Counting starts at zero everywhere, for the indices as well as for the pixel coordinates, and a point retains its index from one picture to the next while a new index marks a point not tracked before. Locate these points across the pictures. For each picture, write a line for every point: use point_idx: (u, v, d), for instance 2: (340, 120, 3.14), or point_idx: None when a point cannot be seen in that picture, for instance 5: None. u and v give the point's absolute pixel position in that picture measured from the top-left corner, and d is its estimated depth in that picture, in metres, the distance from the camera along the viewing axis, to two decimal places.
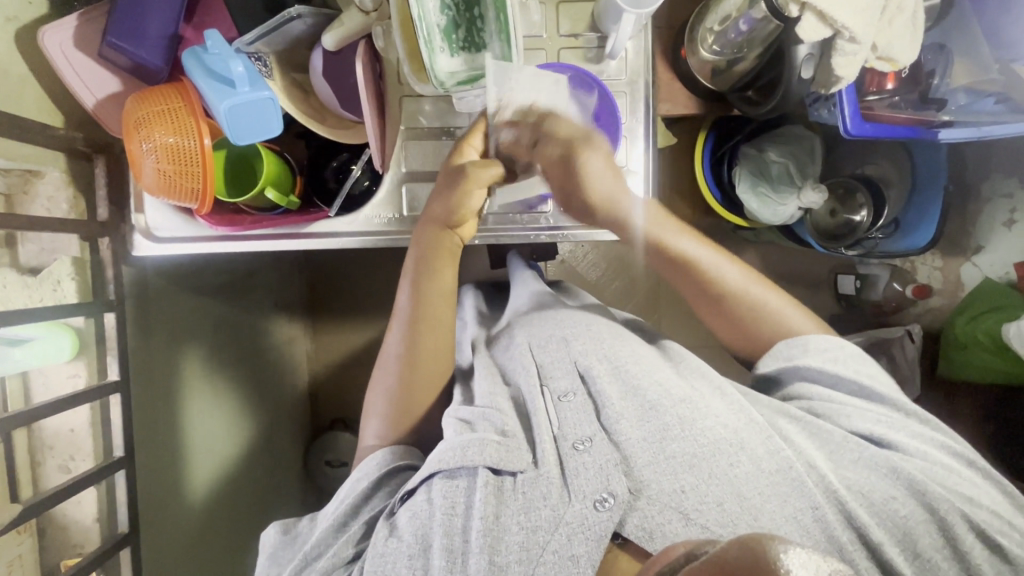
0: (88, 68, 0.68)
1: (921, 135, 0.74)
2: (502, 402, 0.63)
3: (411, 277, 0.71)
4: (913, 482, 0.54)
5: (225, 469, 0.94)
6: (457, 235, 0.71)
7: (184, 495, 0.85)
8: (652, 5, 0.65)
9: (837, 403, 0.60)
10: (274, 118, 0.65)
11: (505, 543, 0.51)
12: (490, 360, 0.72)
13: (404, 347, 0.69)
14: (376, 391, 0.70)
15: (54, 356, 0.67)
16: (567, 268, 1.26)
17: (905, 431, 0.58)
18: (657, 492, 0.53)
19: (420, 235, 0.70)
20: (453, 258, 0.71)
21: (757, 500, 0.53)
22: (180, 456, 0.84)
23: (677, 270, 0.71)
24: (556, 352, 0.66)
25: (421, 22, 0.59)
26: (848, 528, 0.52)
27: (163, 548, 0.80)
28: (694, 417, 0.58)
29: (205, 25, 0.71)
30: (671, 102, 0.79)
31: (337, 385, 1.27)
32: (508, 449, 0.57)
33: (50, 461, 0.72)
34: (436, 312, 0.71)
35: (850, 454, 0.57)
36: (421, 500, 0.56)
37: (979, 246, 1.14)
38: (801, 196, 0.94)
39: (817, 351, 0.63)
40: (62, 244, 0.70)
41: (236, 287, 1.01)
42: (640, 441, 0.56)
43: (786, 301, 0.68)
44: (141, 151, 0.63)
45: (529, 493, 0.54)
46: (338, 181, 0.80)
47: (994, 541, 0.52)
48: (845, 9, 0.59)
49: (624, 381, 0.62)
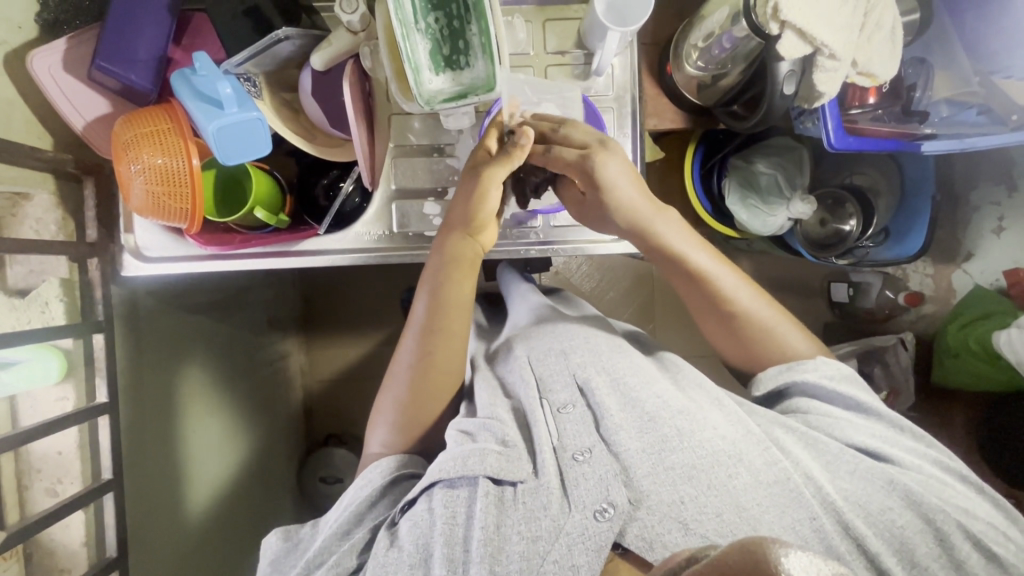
0: (77, 90, 0.68)
1: (904, 148, 0.75)
2: (502, 413, 0.63)
3: (428, 287, 0.70)
4: (909, 493, 0.54)
5: (219, 485, 0.94)
6: (478, 242, 0.70)
7: (174, 512, 0.84)
8: (637, 22, 0.66)
9: (834, 418, 0.60)
10: (263, 138, 0.65)
11: (507, 553, 0.51)
12: (493, 378, 0.71)
13: (416, 356, 0.68)
14: (385, 396, 0.70)
15: (41, 379, 0.66)
16: (561, 279, 1.26)
17: (898, 445, 0.59)
18: (656, 503, 0.53)
19: (443, 240, 0.70)
20: (474, 267, 0.70)
21: (756, 510, 0.52)
22: (168, 471, 0.83)
23: (687, 284, 0.69)
24: (554, 365, 0.66)
25: (405, 42, 0.61)
26: (846, 539, 0.52)
27: (155, 563, 0.79)
28: (692, 429, 0.58)
29: (193, 46, 0.72)
30: (658, 117, 0.79)
31: (333, 399, 1.27)
32: (509, 459, 0.57)
33: (38, 485, 0.70)
34: (450, 321, 0.69)
35: (846, 465, 0.57)
36: (422, 510, 0.55)
37: (969, 253, 1.15)
38: (789, 207, 0.94)
39: (816, 371, 0.63)
40: (50, 266, 0.69)
41: (227, 305, 1.00)
42: (640, 451, 0.56)
43: (778, 319, 0.68)
44: (130, 173, 0.64)
45: (530, 503, 0.54)
46: (328, 199, 0.81)
47: (991, 551, 0.52)
48: (823, 28, 0.61)
49: (622, 394, 0.62)
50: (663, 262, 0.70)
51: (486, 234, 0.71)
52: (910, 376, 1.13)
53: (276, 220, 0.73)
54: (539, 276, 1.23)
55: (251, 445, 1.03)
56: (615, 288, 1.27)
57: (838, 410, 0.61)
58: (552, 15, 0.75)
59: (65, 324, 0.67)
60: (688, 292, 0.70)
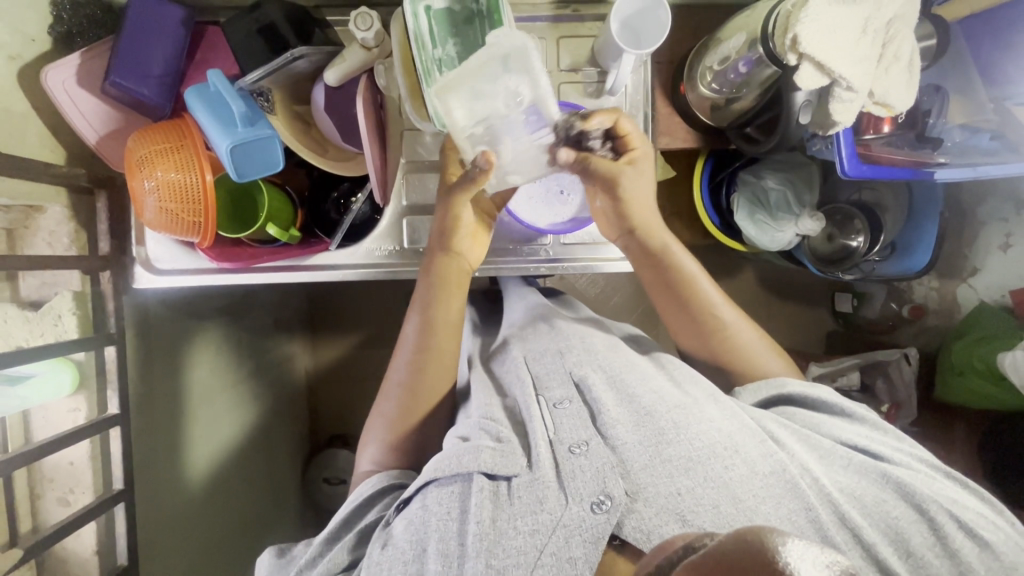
0: (90, 105, 0.68)
1: (915, 176, 0.75)
2: (496, 412, 0.63)
3: (420, 309, 0.71)
4: (902, 485, 0.54)
5: (224, 466, 0.93)
6: (462, 260, 0.72)
7: (180, 478, 0.85)
8: (652, 45, 0.66)
9: (819, 420, 0.62)
10: (277, 151, 0.66)
11: (503, 547, 0.50)
12: (485, 372, 0.73)
13: (407, 371, 0.70)
14: (374, 419, 0.70)
15: (55, 392, 0.67)
16: (566, 284, 1.26)
17: (887, 445, 0.59)
18: (653, 495, 0.53)
19: (427, 268, 0.72)
20: (460, 286, 0.72)
21: (753, 500, 0.52)
22: (175, 445, 0.84)
23: (677, 305, 0.72)
24: (550, 363, 0.67)
25: (420, 61, 0.61)
26: (843, 529, 0.51)
27: (155, 532, 0.79)
28: (687, 422, 0.58)
29: (207, 61, 0.72)
30: (671, 135, 0.80)
31: (336, 399, 1.28)
32: (503, 454, 0.57)
33: (50, 494, 0.70)
34: (446, 340, 0.71)
35: (841, 460, 0.57)
36: (416, 507, 0.55)
37: (974, 268, 1.12)
38: (798, 224, 0.96)
39: (796, 381, 0.66)
40: (63, 278, 0.69)
41: (235, 308, 1.01)
42: (636, 445, 0.56)
43: (767, 347, 0.71)
44: (143, 188, 0.64)
45: (526, 498, 0.54)
46: (339, 212, 0.79)
47: (984, 539, 0.51)
48: (841, 61, 0.60)
49: (618, 390, 0.63)
50: (666, 282, 0.72)
51: (470, 254, 0.72)
52: (914, 390, 1.13)
53: (288, 236, 0.73)
54: (544, 281, 1.24)
55: (258, 445, 1.03)
56: (619, 294, 1.27)
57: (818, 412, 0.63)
58: (566, 32, 0.75)
59: (78, 338, 0.67)
60: (680, 311, 0.72)
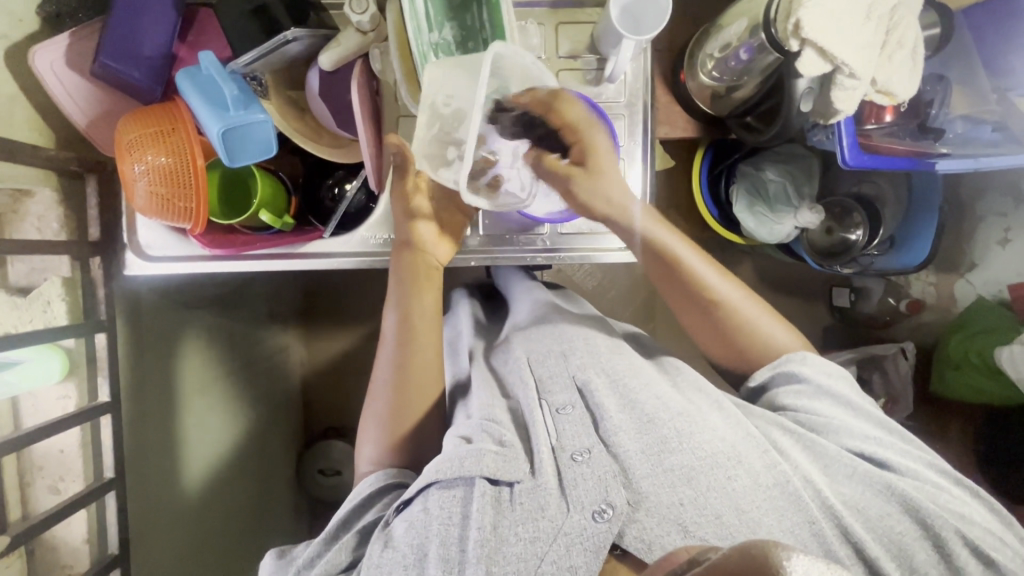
0: (78, 86, 0.66)
1: (917, 166, 0.74)
2: (500, 414, 0.62)
3: (397, 302, 0.71)
4: (906, 499, 0.54)
5: (219, 466, 0.93)
6: (431, 257, 0.73)
7: (177, 485, 0.85)
8: (652, 32, 0.65)
9: (825, 418, 0.60)
10: (270, 135, 0.65)
11: (505, 554, 0.50)
12: (487, 370, 0.72)
13: (392, 369, 0.69)
14: (368, 418, 0.69)
15: (44, 379, 0.66)
16: (563, 277, 1.25)
17: (895, 450, 0.58)
18: (656, 505, 0.52)
19: (397, 266, 0.73)
20: (430, 282, 0.72)
21: (756, 512, 0.52)
22: (169, 442, 0.83)
23: (681, 287, 0.70)
24: (554, 366, 0.66)
25: (417, 46, 0.60)
26: (845, 543, 0.52)
27: (152, 537, 0.79)
28: (691, 431, 0.58)
29: (199, 44, 0.71)
30: (670, 125, 0.79)
31: (331, 391, 1.27)
32: (506, 460, 0.56)
33: (39, 482, 0.70)
34: (425, 332, 0.70)
35: (845, 469, 0.56)
36: (417, 511, 0.54)
37: (973, 263, 1.13)
38: (797, 215, 0.94)
39: (810, 363, 0.64)
40: (51, 265, 0.68)
41: (228, 298, 0.99)
42: (639, 453, 0.56)
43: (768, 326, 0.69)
44: (134, 173, 0.62)
45: (528, 504, 0.53)
46: (334, 200, 0.78)
47: (987, 555, 0.51)
48: (844, 47, 0.59)
49: (622, 395, 0.62)
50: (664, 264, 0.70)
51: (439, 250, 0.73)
52: (909, 385, 1.13)
53: (281, 222, 0.72)
54: (541, 274, 1.23)
55: (253, 437, 1.03)
56: (616, 287, 1.27)
57: (824, 408, 0.61)
58: (565, 18, 0.74)
59: (68, 325, 0.66)
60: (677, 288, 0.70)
